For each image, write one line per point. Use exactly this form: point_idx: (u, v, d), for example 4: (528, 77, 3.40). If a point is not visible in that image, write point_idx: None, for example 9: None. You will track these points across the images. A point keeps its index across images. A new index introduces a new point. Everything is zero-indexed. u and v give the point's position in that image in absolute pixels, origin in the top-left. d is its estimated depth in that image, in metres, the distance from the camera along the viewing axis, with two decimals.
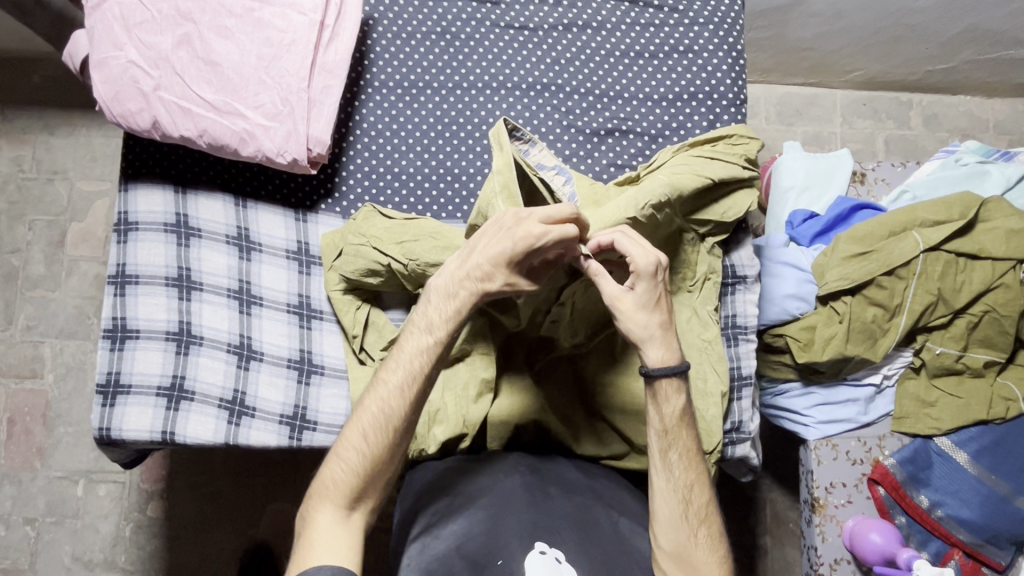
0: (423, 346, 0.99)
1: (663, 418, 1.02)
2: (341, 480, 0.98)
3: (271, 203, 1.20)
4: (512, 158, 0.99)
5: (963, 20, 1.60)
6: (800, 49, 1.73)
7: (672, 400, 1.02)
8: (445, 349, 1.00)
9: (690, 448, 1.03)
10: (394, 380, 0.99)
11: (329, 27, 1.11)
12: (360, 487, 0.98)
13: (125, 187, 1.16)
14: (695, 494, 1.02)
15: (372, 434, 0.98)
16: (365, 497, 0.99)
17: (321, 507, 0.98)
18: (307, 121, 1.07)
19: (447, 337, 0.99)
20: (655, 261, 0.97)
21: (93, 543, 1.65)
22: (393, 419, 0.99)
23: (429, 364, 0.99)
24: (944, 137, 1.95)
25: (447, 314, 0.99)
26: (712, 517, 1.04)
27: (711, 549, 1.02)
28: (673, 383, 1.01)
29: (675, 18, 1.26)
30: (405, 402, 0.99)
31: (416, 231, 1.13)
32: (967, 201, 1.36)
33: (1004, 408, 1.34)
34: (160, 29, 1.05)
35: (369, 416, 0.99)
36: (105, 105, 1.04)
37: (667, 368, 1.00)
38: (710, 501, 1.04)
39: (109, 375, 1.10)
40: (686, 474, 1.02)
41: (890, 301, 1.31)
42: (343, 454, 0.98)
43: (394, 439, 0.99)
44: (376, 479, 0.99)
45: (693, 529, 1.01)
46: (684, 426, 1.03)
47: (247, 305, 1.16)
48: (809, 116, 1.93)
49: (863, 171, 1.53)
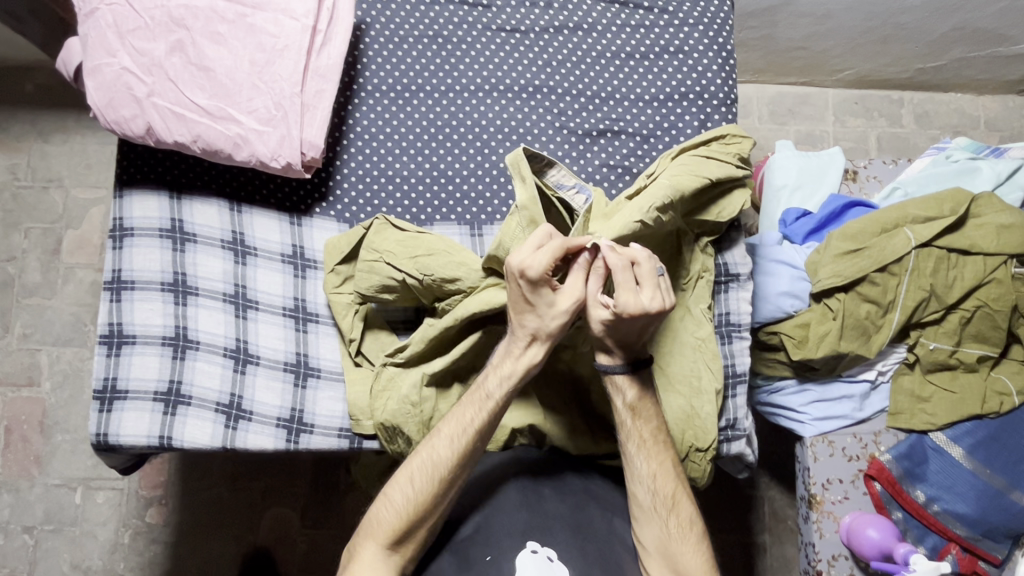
0: (477, 399, 1.01)
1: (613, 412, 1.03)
2: (386, 521, 0.99)
3: (266, 207, 1.20)
4: (534, 192, 1.03)
5: (951, 18, 1.61)
6: (790, 49, 1.75)
7: (622, 394, 1.01)
8: (500, 408, 1.02)
9: (650, 437, 1.03)
10: (447, 431, 1.01)
11: (321, 32, 1.11)
12: (403, 532, 0.99)
13: (120, 194, 1.17)
14: (660, 484, 1.02)
15: (419, 481, 1.00)
16: (407, 542, 1.00)
17: (365, 547, 1.00)
18: (300, 126, 1.08)
19: (503, 395, 1.01)
20: (638, 309, 0.93)
21: (91, 550, 1.65)
22: (441, 469, 1.00)
23: (483, 420, 1.01)
24: (935, 134, 1.96)
25: (505, 372, 1.01)
26: (682, 503, 1.02)
27: (684, 536, 1.01)
28: (618, 379, 1.01)
29: (665, 19, 1.27)
30: (454, 453, 1.00)
31: (430, 245, 1.12)
32: (957, 197, 1.37)
33: (997, 403, 1.35)
34: (152, 36, 1.06)
35: (419, 462, 1.00)
36: (98, 112, 1.04)
37: (614, 367, 1.00)
38: (680, 486, 1.03)
39: (105, 380, 1.11)
40: (644, 464, 1.02)
41: (882, 298, 1.32)
42: (393, 498, 1.00)
43: (440, 490, 1.00)
44: (419, 527, 1.00)
45: (663, 519, 1.01)
46: (639, 415, 1.02)
47: (243, 310, 1.16)
48: (801, 115, 1.94)
49: (855, 168, 1.54)
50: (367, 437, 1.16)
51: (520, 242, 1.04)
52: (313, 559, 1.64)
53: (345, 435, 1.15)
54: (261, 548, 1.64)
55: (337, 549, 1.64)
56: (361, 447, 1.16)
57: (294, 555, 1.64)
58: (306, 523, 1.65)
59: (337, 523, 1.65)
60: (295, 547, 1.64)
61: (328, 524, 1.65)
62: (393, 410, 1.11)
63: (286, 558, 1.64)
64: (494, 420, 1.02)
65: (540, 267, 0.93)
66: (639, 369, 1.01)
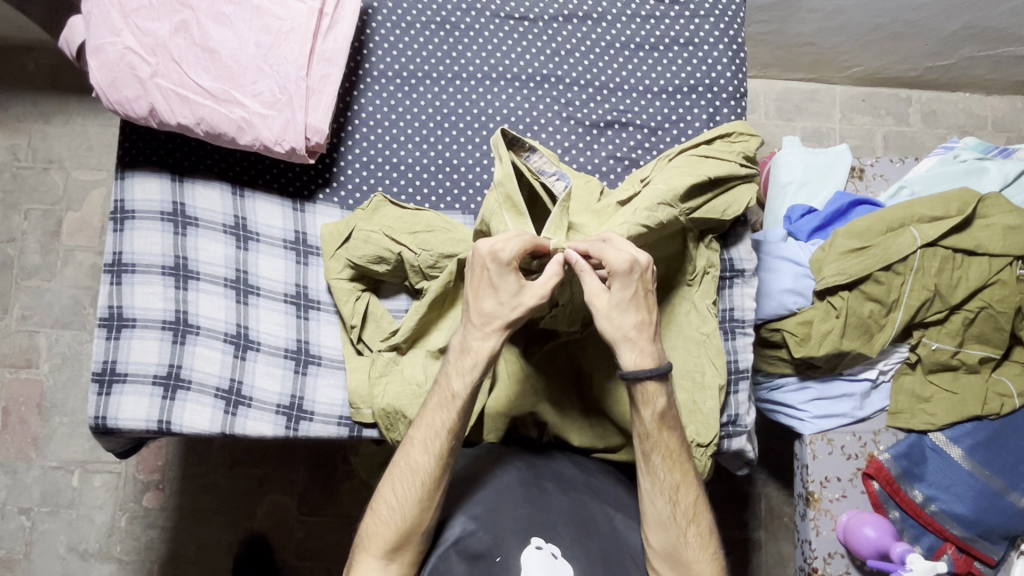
0: (444, 403, 1.00)
1: (642, 422, 1.00)
2: (379, 535, 1.00)
3: (269, 192, 1.19)
4: (511, 168, 1.00)
5: (962, 16, 1.59)
6: (799, 44, 1.73)
7: (651, 402, 0.99)
8: (467, 406, 1.01)
9: (674, 449, 1.02)
10: (418, 438, 1.01)
11: (327, 15, 1.10)
12: (397, 542, 0.99)
13: (122, 175, 1.16)
14: (682, 495, 1.01)
15: (401, 489, 1.00)
16: (403, 550, 1.00)
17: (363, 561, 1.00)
18: (305, 110, 1.07)
19: (469, 391, 1.00)
20: (630, 258, 0.95)
21: (88, 533, 1.65)
22: (419, 473, 1.00)
23: (454, 421, 1.00)
24: (942, 134, 1.95)
25: (466, 364, 1.00)
26: (702, 515, 1.03)
27: (703, 547, 1.02)
28: (651, 386, 0.99)
29: (676, 10, 1.25)
30: (432, 458, 0.99)
31: (429, 223, 1.14)
32: (965, 197, 1.36)
33: (998, 404, 1.35)
34: (158, 15, 1.04)
35: (398, 470, 1.01)
36: (101, 92, 1.03)
37: (643, 371, 0.98)
38: (699, 498, 1.03)
39: (104, 363, 1.10)
40: (667, 476, 1.01)
41: (886, 296, 1.31)
42: (381, 509, 1.01)
43: (425, 497, 0.99)
44: (413, 535, 0.99)
45: (683, 529, 1.01)
46: (665, 427, 1.01)
47: (244, 295, 1.15)
48: (807, 112, 1.93)
49: (862, 166, 1.53)
50: (367, 425, 1.15)
51: (501, 220, 1.01)
52: (309, 547, 1.64)
53: (344, 423, 1.15)
54: (257, 534, 1.64)
55: (333, 537, 1.64)
56: (360, 435, 1.15)
57: (290, 543, 1.64)
58: (303, 510, 1.65)
59: (333, 510, 1.65)
60: (292, 534, 1.64)
61: (325, 512, 1.65)
62: (395, 395, 1.11)
63: (282, 545, 1.64)
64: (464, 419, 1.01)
65: (514, 252, 0.94)
66: (663, 377, 1.00)
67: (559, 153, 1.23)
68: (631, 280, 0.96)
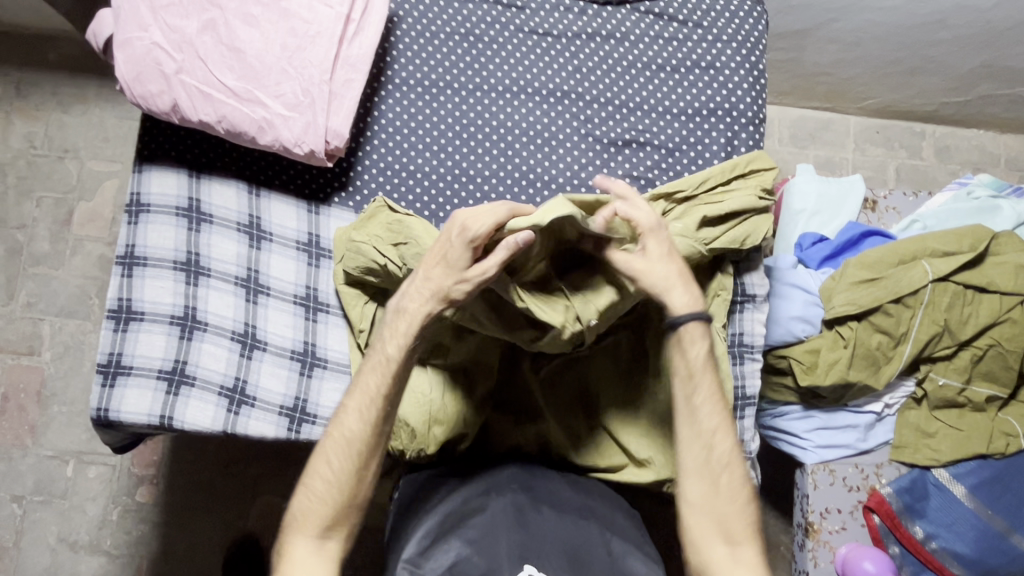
0: (379, 366, 1.00)
1: (684, 363, 1.01)
2: (313, 511, 0.99)
3: (285, 192, 1.20)
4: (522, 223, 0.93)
5: (981, 54, 1.60)
6: (816, 73, 1.74)
7: (697, 343, 1.01)
8: (402, 369, 1.00)
9: (715, 393, 1.02)
10: (353, 405, 1.00)
11: (354, 21, 1.10)
12: (333, 517, 0.99)
13: (139, 169, 1.16)
14: (718, 443, 1.01)
15: (338, 461, 1.00)
16: (339, 525, 1.00)
17: (299, 540, 0.98)
18: (326, 114, 1.07)
19: (402, 354, 1.00)
20: (656, 216, 1.00)
21: (79, 525, 1.64)
22: (355, 442, 1.00)
23: (387, 386, 1.00)
24: (955, 169, 1.95)
25: (399, 332, 0.99)
26: (736, 465, 1.02)
27: (736, 499, 1.01)
28: (689, 322, 1.00)
29: (699, 34, 1.26)
30: (364, 424, 1.00)
31: (411, 232, 1.09)
32: (978, 234, 1.36)
33: (1004, 444, 1.34)
34: (187, 13, 1.05)
35: (333, 441, 1.01)
36: (126, 85, 1.03)
37: (693, 312, 1.00)
38: (735, 448, 1.02)
39: (110, 356, 1.09)
40: (710, 418, 1.01)
41: (895, 329, 1.31)
42: (315, 484, 1.00)
43: (362, 461, 1.00)
44: (348, 508, 1.00)
45: (716, 479, 1.00)
46: (708, 369, 1.02)
47: (254, 294, 1.15)
48: (821, 140, 1.93)
49: (875, 198, 1.54)
50: None
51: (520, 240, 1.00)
52: None
53: None
54: (250, 536, 1.61)
55: None
56: None
57: None
58: None
59: None
60: None
61: None
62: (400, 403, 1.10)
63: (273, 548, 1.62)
64: (397, 385, 1.00)
65: (483, 227, 0.95)
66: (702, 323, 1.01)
67: (576, 169, 1.23)
68: (659, 234, 1.00)
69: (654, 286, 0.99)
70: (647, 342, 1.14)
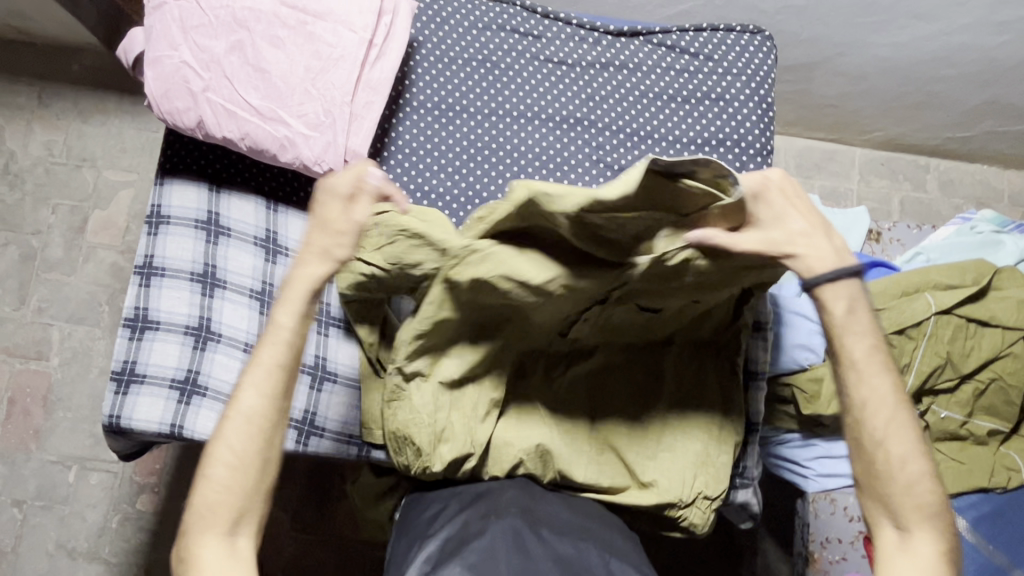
0: (280, 337, 0.88)
1: (830, 324, 0.90)
2: (216, 505, 0.85)
3: (302, 209, 1.23)
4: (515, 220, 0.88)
5: (986, 91, 1.63)
6: (823, 105, 1.78)
7: (842, 300, 0.89)
8: (298, 336, 0.89)
9: (870, 346, 0.90)
10: (253, 381, 0.88)
11: (376, 46, 1.14)
12: (240, 510, 0.86)
13: (161, 182, 1.19)
14: (874, 409, 0.90)
15: (241, 445, 0.86)
16: (249, 516, 0.87)
17: (200, 543, 0.84)
18: (347, 134, 1.10)
19: (297, 322, 0.89)
20: (759, 175, 0.87)
21: (78, 531, 1.64)
22: (257, 421, 0.87)
23: (289, 357, 0.89)
24: (959, 203, 1.98)
25: (294, 297, 0.89)
26: (902, 421, 0.91)
27: (904, 464, 0.90)
28: (842, 286, 0.89)
29: (710, 67, 1.29)
30: (266, 398, 0.87)
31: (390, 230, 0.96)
32: (981, 268, 1.38)
33: (1005, 478, 1.35)
34: (215, 33, 1.08)
35: (231, 425, 0.86)
36: (154, 102, 1.07)
37: (838, 270, 0.87)
38: (902, 402, 0.91)
39: (125, 363, 1.11)
40: (879, 416, 0.90)
41: (898, 360, 1.32)
42: (217, 475, 0.85)
43: (267, 442, 0.88)
44: (254, 499, 0.87)
45: (880, 445, 0.91)
46: (859, 319, 0.90)
47: (268, 307, 1.18)
48: (826, 171, 1.96)
49: (879, 230, 1.58)
50: (377, 446, 1.17)
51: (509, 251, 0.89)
52: (298, 564, 1.63)
53: (354, 442, 1.17)
54: None
55: (324, 555, 1.63)
56: (369, 456, 1.17)
57: (278, 558, 1.63)
58: (295, 527, 1.64)
59: (325, 529, 1.64)
60: (280, 550, 1.63)
61: (317, 531, 1.64)
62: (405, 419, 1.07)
63: (271, 561, 1.62)
64: (297, 354, 0.90)
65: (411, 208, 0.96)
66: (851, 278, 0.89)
67: None
68: (771, 197, 0.86)
69: (789, 249, 0.86)
70: (665, 363, 1.14)
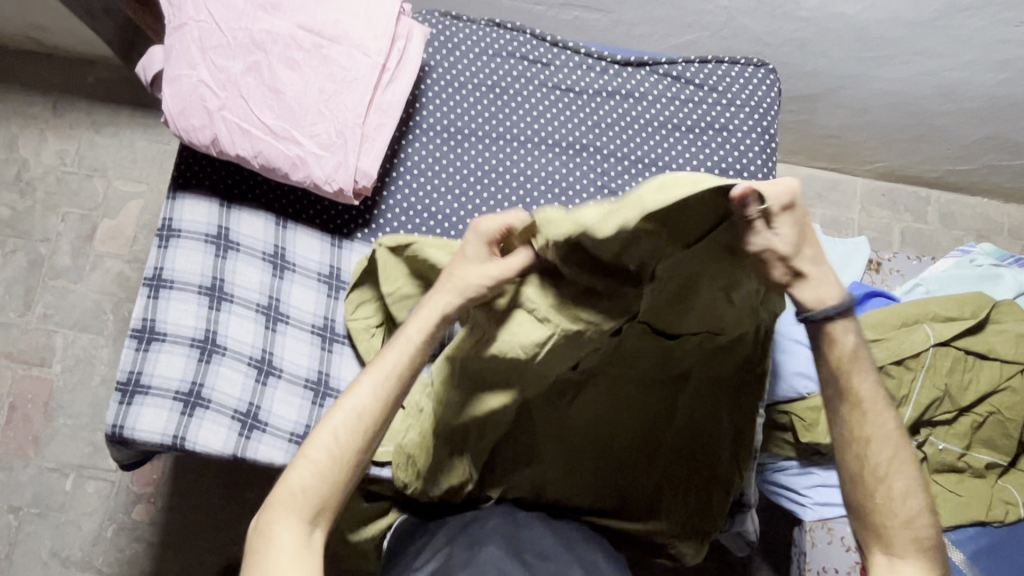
0: (410, 338, 0.88)
1: (831, 356, 0.79)
2: (310, 492, 0.82)
3: (310, 227, 1.25)
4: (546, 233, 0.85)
5: (985, 127, 1.66)
6: (825, 136, 1.80)
7: (845, 332, 0.77)
8: (428, 342, 0.89)
9: (873, 387, 0.81)
10: (372, 374, 0.87)
11: (389, 70, 1.17)
12: (323, 502, 0.83)
13: (173, 196, 1.21)
14: (877, 445, 0.82)
15: (344, 435, 0.85)
16: (331, 511, 0.84)
17: (273, 525, 0.80)
18: (357, 155, 1.13)
19: (426, 333, 0.89)
20: (786, 188, 0.67)
21: (73, 540, 1.64)
22: (365, 416, 0.86)
23: (415, 355, 0.88)
24: (959, 235, 2.00)
25: (431, 310, 0.89)
26: (904, 466, 0.83)
27: (904, 502, 0.82)
28: (846, 320, 0.77)
29: (714, 98, 1.32)
30: (377, 398, 0.86)
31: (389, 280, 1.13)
32: (980, 301, 1.39)
33: (1003, 511, 1.35)
34: (233, 55, 1.11)
35: (340, 412, 0.86)
36: (170, 118, 1.09)
37: (835, 303, 0.75)
38: (902, 443, 0.83)
39: (131, 373, 1.12)
40: (883, 453, 0.82)
41: (896, 391, 1.33)
42: (310, 462, 0.83)
43: (372, 436, 0.86)
44: (337, 495, 0.84)
45: (880, 483, 0.83)
46: (861, 356, 0.79)
47: (274, 322, 1.19)
48: (828, 200, 1.99)
49: (879, 260, 1.59)
50: (377, 463, 1.16)
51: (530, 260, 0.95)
52: None
53: None
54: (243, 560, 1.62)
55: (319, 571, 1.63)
56: (368, 472, 1.16)
57: None
58: None
59: None
60: None
61: None
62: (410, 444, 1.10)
63: None
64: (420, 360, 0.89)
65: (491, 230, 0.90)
66: (848, 308, 0.77)
67: None
68: (798, 214, 0.69)
69: (796, 275, 0.73)
70: (679, 404, 1.11)
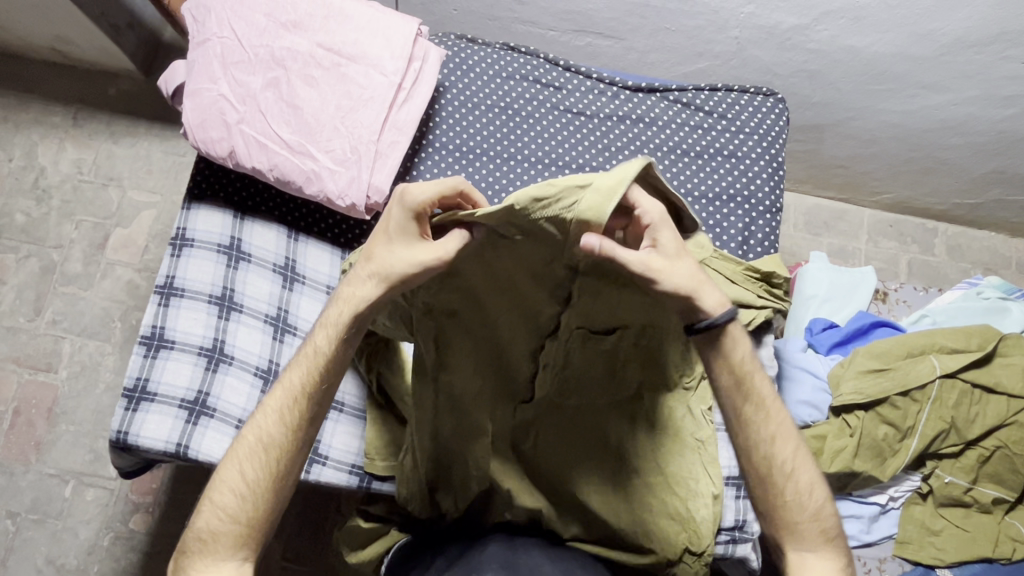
0: (307, 363, 0.91)
1: (722, 375, 0.91)
2: (220, 531, 0.89)
3: (320, 240, 1.27)
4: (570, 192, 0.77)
5: (991, 161, 1.67)
6: (832, 165, 1.82)
7: (738, 343, 0.90)
8: (333, 363, 0.91)
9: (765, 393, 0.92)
10: (274, 405, 0.91)
11: (404, 89, 1.19)
12: (242, 536, 0.89)
13: (188, 206, 1.23)
14: (779, 446, 0.91)
15: (249, 469, 0.90)
16: (252, 543, 0.90)
17: (203, 568, 0.89)
18: (371, 170, 1.14)
19: (332, 347, 0.90)
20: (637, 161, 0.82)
21: (68, 548, 1.63)
22: (271, 448, 0.90)
23: (314, 378, 0.91)
24: (966, 268, 2.00)
25: (331, 322, 0.90)
26: (803, 459, 0.93)
27: (805, 502, 0.91)
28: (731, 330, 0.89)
29: (723, 125, 1.34)
30: (281, 426, 0.90)
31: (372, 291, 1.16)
32: (987, 334, 1.39)
33: (1010, 549, 1.33)
34: (254, 70, 1.14)
35: (245, 445, 0.91)
36: (189, 130, 1.12)
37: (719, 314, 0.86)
38: (799, 444, 0.93)
39: (137, 380, 1.13)
40: (786, 449, 0.92)
41: (902, 422, 1.31)
42: (219, 499, 0.90)
43: (279, 472, 0.91)
44: (260, 527, 0.90)
45: (783, 484, 0.91)
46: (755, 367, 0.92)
47: (281, 333, 1.20)
48: (835, 229, 1.99)
49: (885, 290, 1.61)
50: (377, 478, 1.16)
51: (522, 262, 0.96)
52: None
53: (356, 472, 1.17)
54: None
55: None
56: (369, 486, 1.16)
57: None
58: (286, 556, 1.62)
59: (317, 560, 1.62)
60: None
61: (309, 561, 1.62)
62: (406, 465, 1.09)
63: None
64: (323, 380, 0.91)
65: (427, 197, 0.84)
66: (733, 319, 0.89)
67: None
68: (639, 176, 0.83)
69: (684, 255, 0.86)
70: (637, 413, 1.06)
